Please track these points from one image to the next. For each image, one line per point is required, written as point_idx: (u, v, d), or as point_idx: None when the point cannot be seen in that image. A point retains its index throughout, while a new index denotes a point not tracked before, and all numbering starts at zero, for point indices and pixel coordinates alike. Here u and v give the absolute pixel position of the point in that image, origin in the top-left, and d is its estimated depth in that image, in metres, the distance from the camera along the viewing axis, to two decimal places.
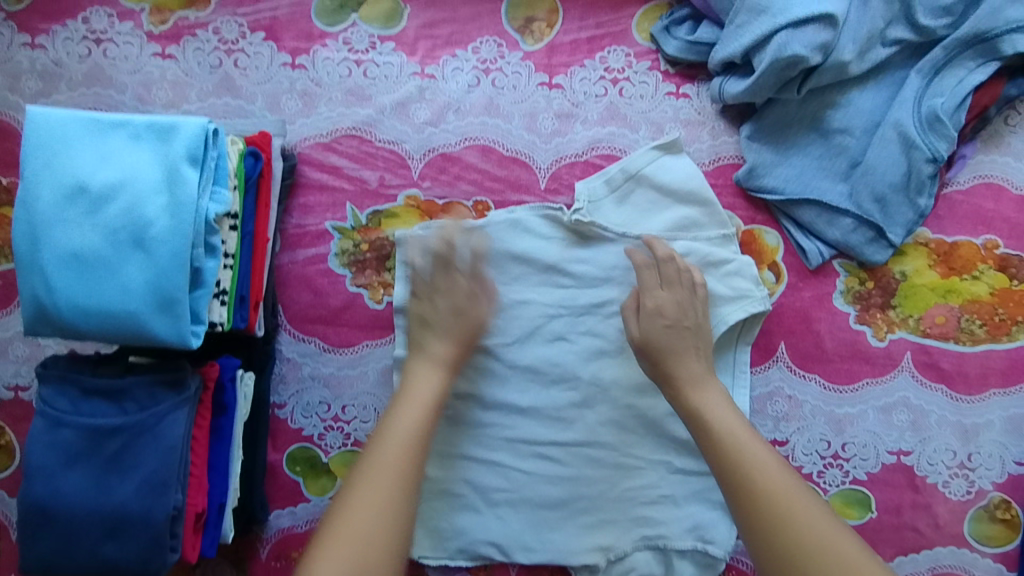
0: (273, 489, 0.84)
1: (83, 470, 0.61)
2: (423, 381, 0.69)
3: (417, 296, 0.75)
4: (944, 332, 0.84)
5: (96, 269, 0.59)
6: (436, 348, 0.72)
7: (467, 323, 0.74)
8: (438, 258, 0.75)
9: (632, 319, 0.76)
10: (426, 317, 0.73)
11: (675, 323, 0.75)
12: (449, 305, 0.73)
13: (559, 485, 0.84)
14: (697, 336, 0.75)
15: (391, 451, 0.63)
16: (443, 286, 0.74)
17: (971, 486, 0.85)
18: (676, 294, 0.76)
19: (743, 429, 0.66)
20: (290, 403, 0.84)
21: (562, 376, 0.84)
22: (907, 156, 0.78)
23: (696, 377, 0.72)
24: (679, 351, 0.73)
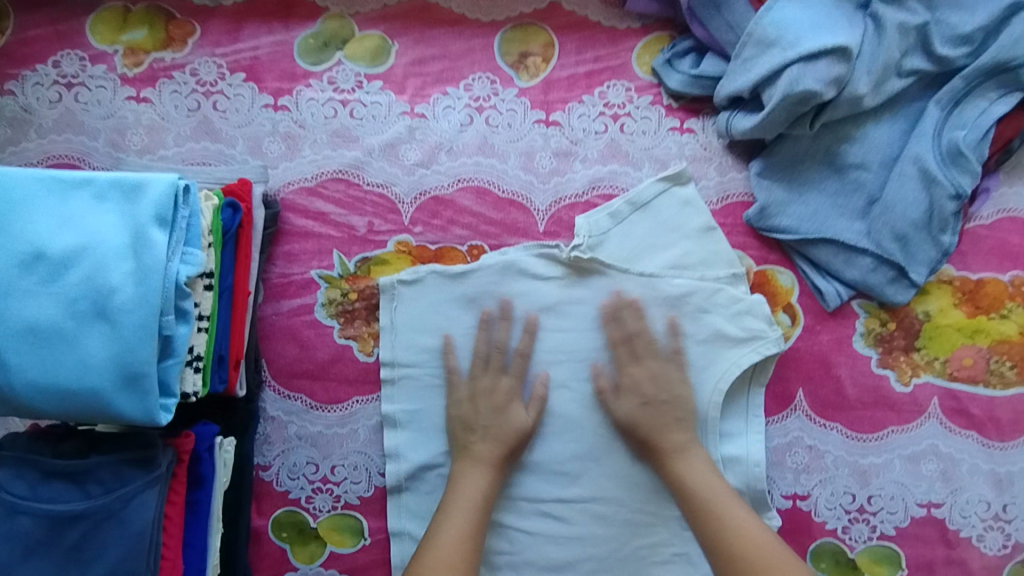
0: (258, 558, 0.78)
1: (41, 562, 0.55)
2: (471, 480, 0.71)
3: (457, 399, 0.76)
4: (973, 374, 0.79)
5: (54, 343, 0.54)
6: (481, 450, 0.73)
7: (507, 426, 0.74)
8: (475, 360, 0.76)
9: (610, 399, 0.76)
10: (469, 421, 0.74)
11: (651, 400, 0.74)
12: (490, 405, 0.74)
13: (566, 547, 0.78)
14: (675, 407, 0.74)
15: (442, 561, 0.65)
16: (484, 388, 0.75)
17: (1008, 540, 0.79)
18: (652, 365, 0.76)
19: (728, 493, 0.69)
20: (275, 464, 0.78)
21: (566, 430, 0.78)
22: (928, 193, 0.74)
23: (677, 447, 0.73)
24: (660, 428, 0.74)
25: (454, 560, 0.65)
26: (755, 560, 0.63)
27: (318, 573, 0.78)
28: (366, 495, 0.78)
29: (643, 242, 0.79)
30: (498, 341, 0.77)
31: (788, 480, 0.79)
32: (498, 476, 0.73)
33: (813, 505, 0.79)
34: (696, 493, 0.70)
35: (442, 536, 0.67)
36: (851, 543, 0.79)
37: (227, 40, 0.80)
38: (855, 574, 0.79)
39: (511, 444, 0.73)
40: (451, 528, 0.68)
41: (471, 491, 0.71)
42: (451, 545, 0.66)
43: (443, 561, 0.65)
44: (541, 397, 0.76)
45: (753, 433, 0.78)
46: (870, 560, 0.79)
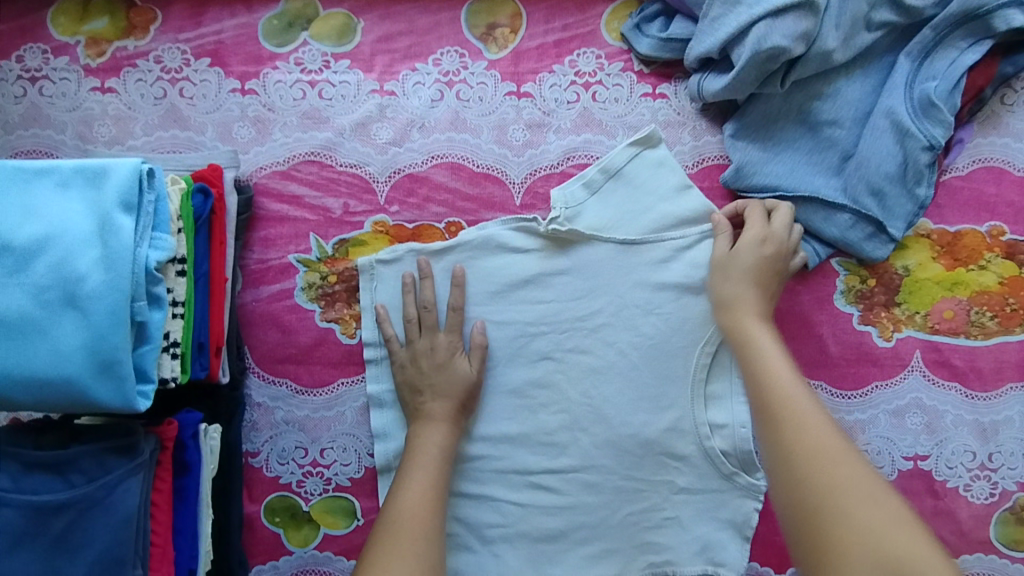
0: (252, 544, 0.79)
1: (28, 553, 0.55)
2: (430, 437, 0.72)
3: (400, 365, 0.76)
4: (954, 326, 0.79)
5: (24, 333, 0.53)
6: (433, 408, 0.74)
7: (453, 378, 0.75)
8: (408, 323, 0.77)
9: (722, 248, 0.75)
10: (415, 382, 0.75)
11: (768, 260, 0.72)
12: (432, 364, 0.75)
13: (558, 516, 0.79)
14: (771, 284, 0.72)
15: (408, 510, 0.64)
16: (423, 349, 0.76)
17: (994, 488, 0.80)
18: (754, 254, 0.72)
19: (789, 372, 0.61)
20: (264, 450, 0.79)
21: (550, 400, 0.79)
22: (902, 146, 0.74)
23: (750, 332, 0.68)
24: (744, 305, 0.70)
25: (420, 506, 0.65)
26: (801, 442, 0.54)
27: (313, 556, 0.79)
28: (356, 476, 0.79)
29: (620, 209, 0.79)
30: (426, 300, 0.76)
31: None
32: (454, 430, 0.74)
33: None
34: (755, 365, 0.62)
35: (405, 492, 0.67)
36: None
37: (190, 25, 0.79)
38: None
39: (454, 395, 0.75)
40: (416, 481, 0.68)
41: (430, 448, 0.71)
42: (418, 494, 0.66)
43: (411, 505, 0.65)
44: (481, 346, 0.77)
45: (736, 394, 0.79)
46: None
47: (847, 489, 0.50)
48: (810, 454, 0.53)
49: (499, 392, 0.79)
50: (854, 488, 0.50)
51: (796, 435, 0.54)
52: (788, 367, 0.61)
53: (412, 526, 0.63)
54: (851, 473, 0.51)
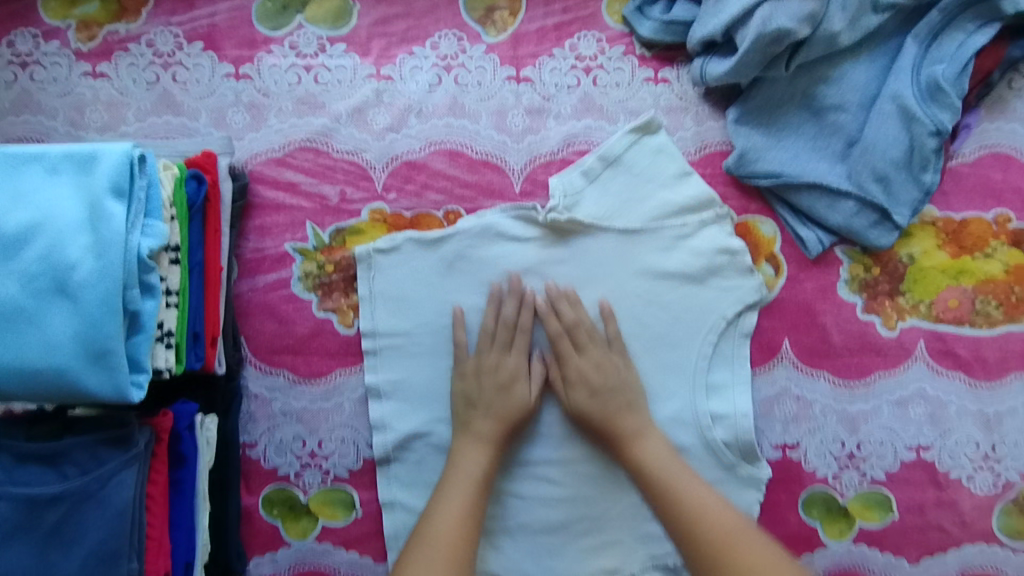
0: (249, 537, 0.78)
1: (21, 545, 0.54)
2: (470, 456, 0.72)
3: (461, 374, 0.75)
4: (959, 316, 0.78)
5: (13, 322, 0.52)
6: (480, 427, 0.73)
7: (513, 403, 0.73)
8: (481, 336, 0.75)
9: (575, 361, 0.74)
10: (472, 396, 0.74)
11: (599, 391, 0.73)
12: (495, 381, 0.74)
13: (558, 507, 0.79)
14: (623, 391, 0.74)
15: (441, 536, 0.65)
16: (489, 364, 0.74)
17: (998, 479, 0.79)
18: (596, 355, 0.75)
19: (678, 469, 0.69)
20: (261, 442, 0.78)
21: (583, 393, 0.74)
22: (908, 131, 0.72)
23: (632, 431, 0.73)
24: (614, 413, 0.73)
25: (453, 532, 0.66)
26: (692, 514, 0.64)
27: (312, 547, 0.78)
28: (355, 467, 0.78)
29: (620, 196, 0.78)
30: (506, 317, 0.75)
31: (777, 430, 0.79)
32: (497, 454, 0.72)
33: (803, 455, 0.79)
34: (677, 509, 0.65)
35: (440, 513, 0.67)
36: (842, 490, 0.79)
37: (182, 8, 0.77)
38: (847, 521, 0.79)
39: (517, 419, 0.73)
40: (449, 501, 0.68)
41: (469, 467, 0.71)
42: (450, 519, 0.67)
43: (443, 529, 0.66)
44: (547, 374, 0.75)
45: (738, 383, 0.78)
46: (861, 506, 0.79)
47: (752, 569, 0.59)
48: (706, 529, 0.63)
49: None
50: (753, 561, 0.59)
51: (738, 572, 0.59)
52: (679, 471, 0.69)
53: (444, 553, 0.64)
54: (735, 535, 0.62)
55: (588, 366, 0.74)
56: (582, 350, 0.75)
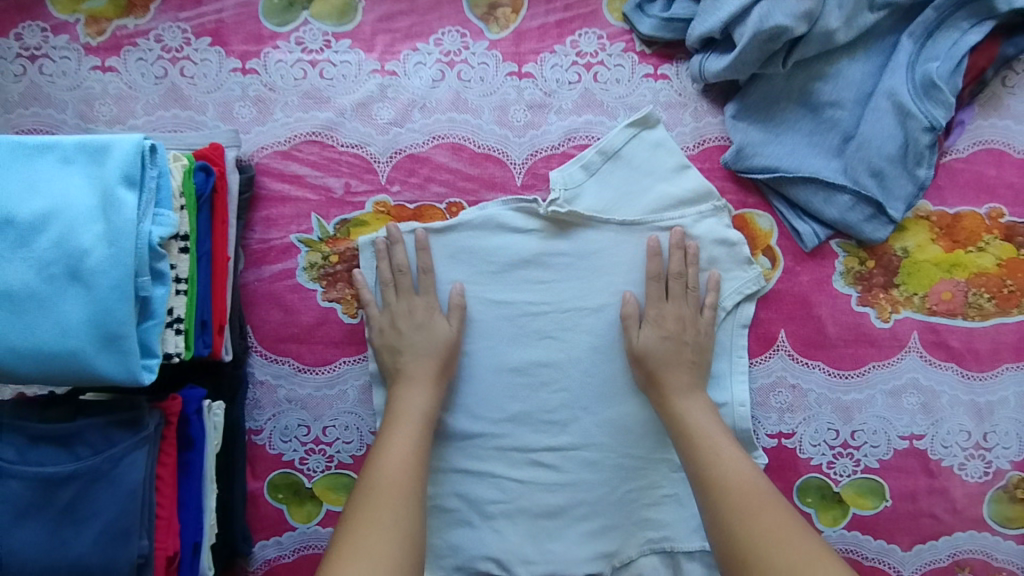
0: (255, 520, 0.80)
1: (35, 523, 0.56)
2: (412, 399, 0.73)
3: (377, 328, 0.77)
4: (952, 308, 0.80)
5: (27, 307, 0.54)
6: (414, 369, 0.75)
7: (432, 338, 0.76)
8: (385, 286, 0.77)
9: (661, 307, 0.78)
10: (393, 343, 0.76)
11: (674, 336, 0.77)
12: (411, 322, 0.76)
13: (558, 493, 0.81)
14: (692, 348, 0.77)
15: (387, 476, 0.66)
16: (401, 311, 0.77)
17: (988, 467, 0.81)
18: (680, 307, 0.78)
19: (720, 432, 0.72)
20: (267, 428, 0.80)
21: (655, 332, 0.77)
22: (903, 127, 0.74)
23: (680, 387, 0.76)
24: (670, 365, 0.76)
25: (401, 474, 0.67)
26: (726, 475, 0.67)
27: (316, 532, 0.80)
28: (358, 454, 0.80)
29: (620, 189, 0.79)
30: (400, 263, 0.77)
31: (772, 419, 0.81)
32: (434, 393, 0.74)
33: (798, 443, 0.81)
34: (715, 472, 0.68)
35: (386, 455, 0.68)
36: (836, 477, 0.81)
37: (190, 4, 0.79)
38: (841, 507, 0.81)
39: (434, 356, 0.75)
40: (399, 443, 0.69)
41: (413, 411, 0.72)
42: (397, 461, 0.68)
43: (393, 471, 0.67)
44: (459, 306, 0.78)
45: (736, 373, 0.80)
46: (855, 493, 0.81)
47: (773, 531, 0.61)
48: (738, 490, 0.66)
49: (500, 371, 0.81)
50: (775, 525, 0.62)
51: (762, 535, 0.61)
52: (723, 437, 0.72)
53: (390, 492, 0.65)
54: (761, 493, 0.65)
55: (671, 313, 0.77)
56: (667, 296, 0.78)
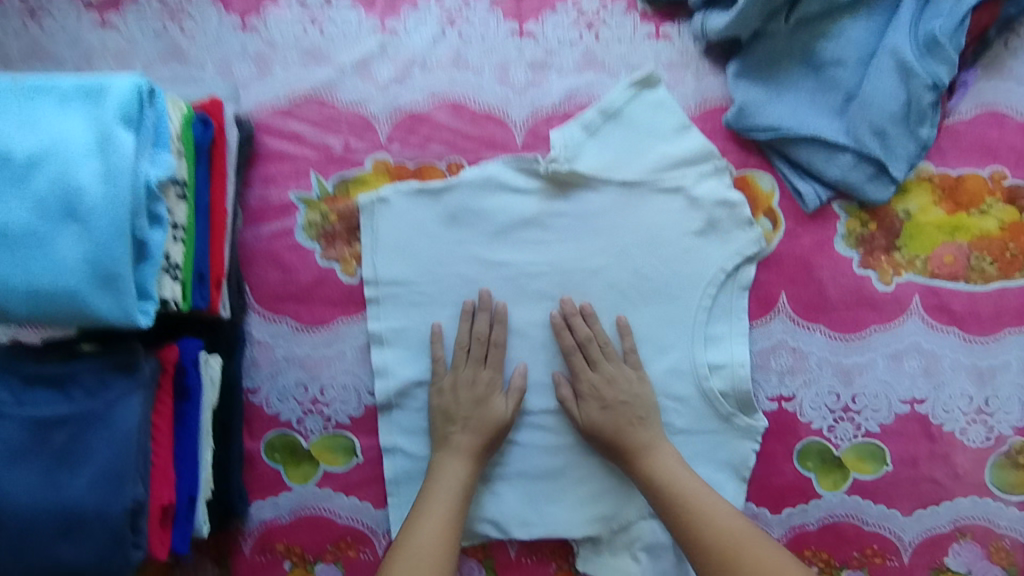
0: (251, 480, 0.80)
1: (28, 466, 0.55)
2: (450, 469, 0.75)
3: (439, 389, 0.78)
4: (954, 271, 0.79)
5: (23, 244, 0.53)
6: (460, 440, 0.76)
7: (489, 417, 0.77)
8: (459, 351, 0.78)
9: (584, 375, 0.78)
10: (450, 410, 0.77)
11: (611, 403, 0.77)
12: (472, 395, 0.77)
13: (557, 455, 0.81)
14: (636, 406, 0.77)
15: (421, 553, 0.69)
16: (466, 378, 0.78)
17: (990, 432, 0.81)
18: (606, 370, 0.78)
19: (694, 481, 0.73)
20: (264, 387, 0.79)
21: (596, 405, 0.77)
22: (906, 85, 0.73)
23: (645, 444, 0.76)
24: (622, 427, 0.76)
25: (431, 550, 0.69)
26: (716, 529, 0.69)
27: (312, 493, 0.80)
28: (356, 414, 0.80)
29: (621, 149, 0.79)
30: (480, 333, 0.79)
31: (772, 382, 0.80)
32: (476, 465, 0.76)
33: (798, 406, 0.80)
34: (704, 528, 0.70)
35: (418, 528, 0.71)
36: (836, 441, 0.80)
37: None
38: (841, 471, 0.81)
39: (495, 429, 0.77)
40: (431, 517, 0.72)
41: (450, 482, 0.74)
42: (430, 536, 0.70)
43: (426, 547, 0.69)
44: (520, 388, 0.79)
45: (736, 335, 0.80)
46: (855, 458, 0.80)
47: None
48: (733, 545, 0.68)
49: None
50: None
51: None
52: (700, 488, 0.73)
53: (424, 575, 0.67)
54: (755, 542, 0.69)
55: (602, 381, 0.78)
56: (595, 365, 0.78)
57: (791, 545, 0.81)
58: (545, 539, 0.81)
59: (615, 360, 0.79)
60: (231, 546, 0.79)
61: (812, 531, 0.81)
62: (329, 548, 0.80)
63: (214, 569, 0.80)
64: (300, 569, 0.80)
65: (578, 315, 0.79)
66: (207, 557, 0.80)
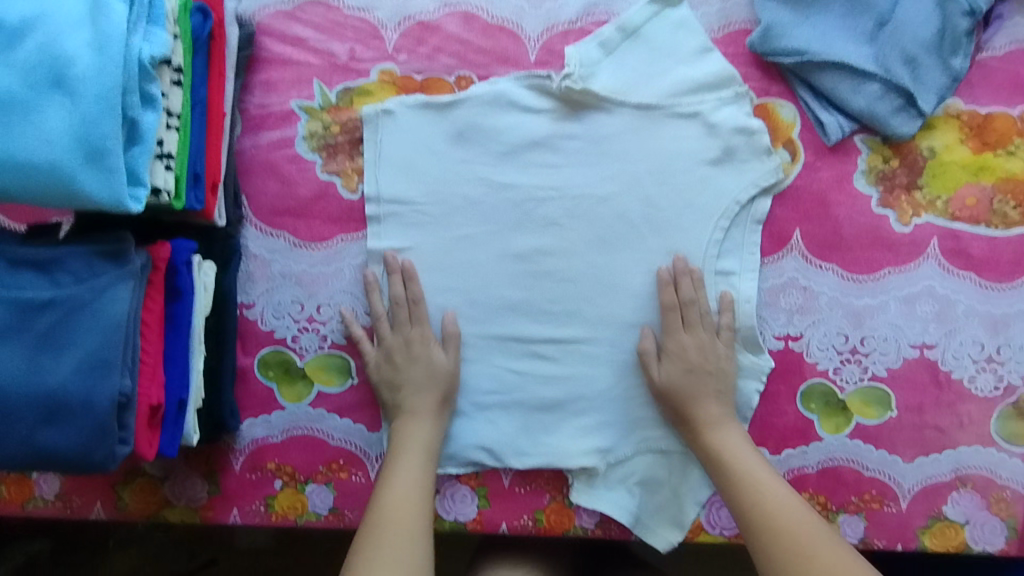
0: (244, 397, 0.78)
1: (11, 348, 0.54)
2: (414, 432, 0.74)
3: (377, 364, 0.76)
4: (975, 215, 0.77)
5: (8, 113, 0.51)
6: (413, 402, 0.75)
7: (431, 370, 0.75)
8: (381, 318, 0.76)
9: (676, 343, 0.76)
10: (392, 379, 0.76)
11: (696, 367, 0.75)
12: (406, 357, 0.75)
13: (556, 386, 0.79)
14: (716, 377, 0.75)
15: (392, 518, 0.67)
16: (398, 343, 0.76)
17: (999, 382, 0.79)
18: (699, 336, 0.76)
19: (758, 461, 0.72)
20: (259, 303, 0.77)
21: (681, 366, 0.75)
22: (941, 12, 0.72)
23: (714, 418, 0.74)
24: (698, 397, 0.75)
25: (402, 515, 0.68)
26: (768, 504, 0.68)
27: (306, 412, 0.78)
28: (353, 335, 0.78)
29: (640, 69, 0.78)
30: (398, 295, 0.76)
31: (780, 321, 0.78)
32: (437, 423, 0.75)
33: (805, 346, 0.78)
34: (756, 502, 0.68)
35: (387, 493, 0.69)
36: (842, 384, 0.78)
37: None
38: (845, 415, 0.79)
39: (432, 388, 0.75)
40: (400, 481, 0.70)
41: (416, 443, 0.73)
42: (399, 500, 0.69)
43: (394, 511, 0.68)
44: (453, 336, 0.76)
45: (747, 272, 0.78)
46: (860, 402, 0.79)
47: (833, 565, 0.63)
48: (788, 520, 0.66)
49: (503, 257, 0.78)
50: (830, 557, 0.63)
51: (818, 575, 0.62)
52: (762, 466, 0.71)
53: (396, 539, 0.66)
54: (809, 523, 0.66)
55: (691, 342, 0.76)
56: (689, 325, 0.76)
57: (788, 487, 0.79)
58: (540, 470, 0.79)
59: (709, 324, 0.77)
60: (222, 462, 0.78)
61: (811, 474, 0.79)
62: (320, 469, 0.79)
63: (204, 484, 0.79)
64: (290, 488, 0.79)
65: (683, 272, 0.77)
66: (197, 472, 0.79)
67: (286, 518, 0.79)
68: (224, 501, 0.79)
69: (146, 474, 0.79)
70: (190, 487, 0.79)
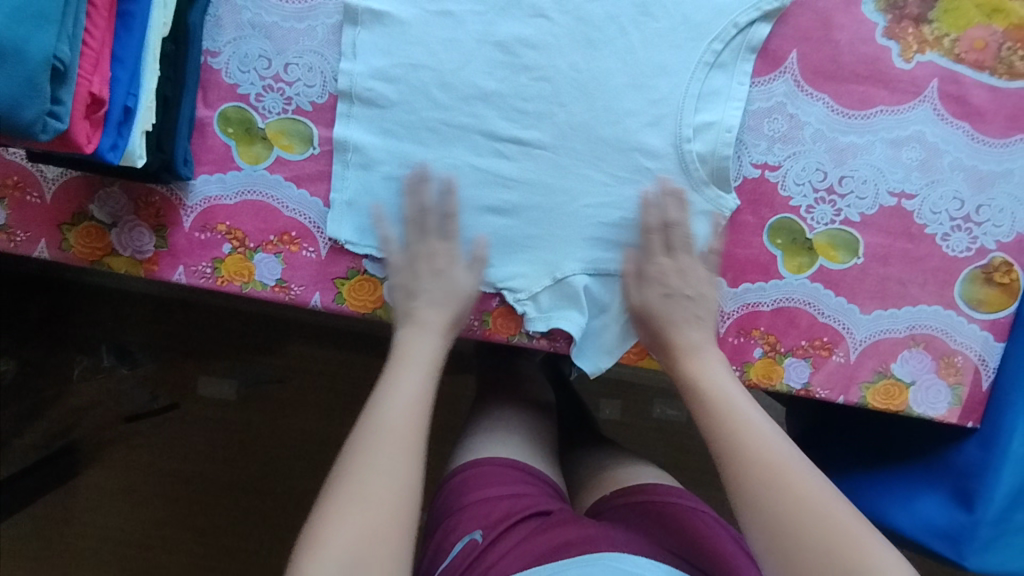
0: (201, 151, 0.77)
1: None
2: (415, 342, 0.72)
3: (398, 266, 0.75)
4: (980, 60, 0.74)
5: None
6: (423, 314, 0.73)
7: (450, 287, 0.74)
8: (410, 224, 0.75)
9: (667, 273, 0.73)
10: (409, 287, 0.74)
11: (673, 293, 0.73)
12: (431, 269, 0.74)
13: (518, 189, 0.76)
14: (697, 303, 0.73)
15: (393, 420, 0.66)
16: (422, 252, 0.75)
17: (972, 243, 0.76)
18: (678, 260, 0.74)
19: (738, 388, 0.69)
20: (226, 53, 0.76)
21: (657, 290, 0.73)
22: None
23: (693, 344, 0.72)
24: (677, 321, 0.72)
25: (404, 422, 0.66)
26: (739, 434, 0.65)
27: (262, 177, 0.77)
28: (318, 102, 0.76)
29: None
30: (430, 204, 0.75)
31: (760, 148, 0.76)
32: (442, 339, 0.73)
33: (781, 178, 0.76)
34: (730, 432, 0.65)
35: (390, 399, 0.67)
36: (812, 223, 0.76)
37: None
38: (808, 255, 0.77)
39: (455, 308, 0.74)
40: (404, 390, 0.68)
41: (419, 353, 0.72)
42: (402, 403, 0.67)
43: (390, 418, 0.66)
44: (480, 260, 0.75)
45: (737, 90, 0.75)
46: (826, 243, 0.77)
47: (795, 495, 0.61)
48: (754, 440, 0.64)
49: (484, 40, 0.74)
50: (796, 487, 0.61)
51: (785, 495, 0.61)
52: (738, 392, 0.69)
53: (394, 441, 0.65)
54: (773, 451, 0.63)
55: (670, 268, 0.74)
56: (671, 252, 0.74)
57: (740, 323, 0.77)
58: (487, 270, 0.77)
59: (681, 252, 0.75)
60: (172, 217, 0.76)
61: (766, 314, 0.77)
62: (271, 239, 0.77)
63: (151, 237, 0.77)
64: (238, 254, 0.77)
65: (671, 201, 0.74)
66: (146, 223, 0.77)
67: (232, 283, 0.77)
68: (171, 257, 0.77)
69: (93, 219, 0.77)
70: (136, 236, 0.77)
